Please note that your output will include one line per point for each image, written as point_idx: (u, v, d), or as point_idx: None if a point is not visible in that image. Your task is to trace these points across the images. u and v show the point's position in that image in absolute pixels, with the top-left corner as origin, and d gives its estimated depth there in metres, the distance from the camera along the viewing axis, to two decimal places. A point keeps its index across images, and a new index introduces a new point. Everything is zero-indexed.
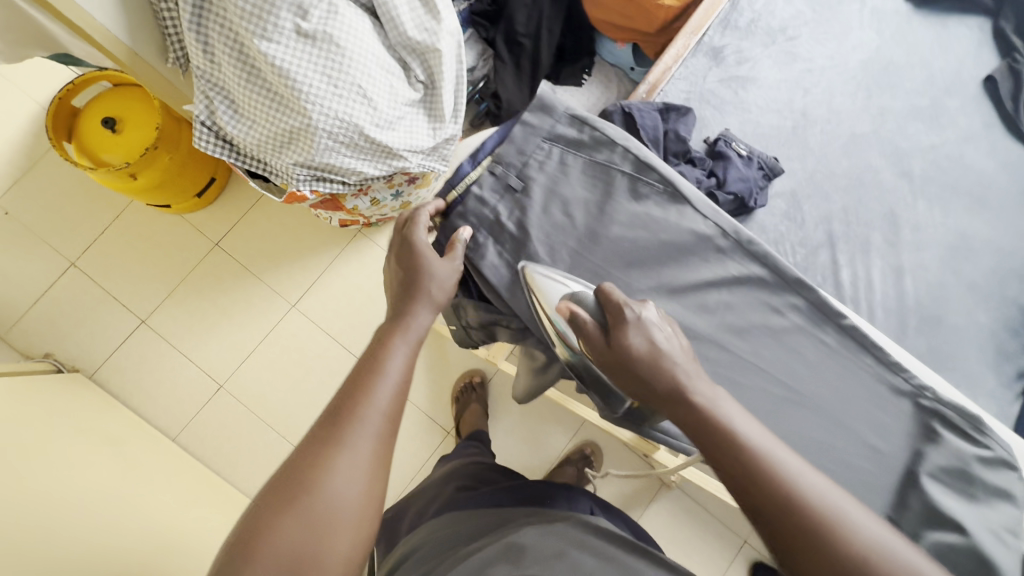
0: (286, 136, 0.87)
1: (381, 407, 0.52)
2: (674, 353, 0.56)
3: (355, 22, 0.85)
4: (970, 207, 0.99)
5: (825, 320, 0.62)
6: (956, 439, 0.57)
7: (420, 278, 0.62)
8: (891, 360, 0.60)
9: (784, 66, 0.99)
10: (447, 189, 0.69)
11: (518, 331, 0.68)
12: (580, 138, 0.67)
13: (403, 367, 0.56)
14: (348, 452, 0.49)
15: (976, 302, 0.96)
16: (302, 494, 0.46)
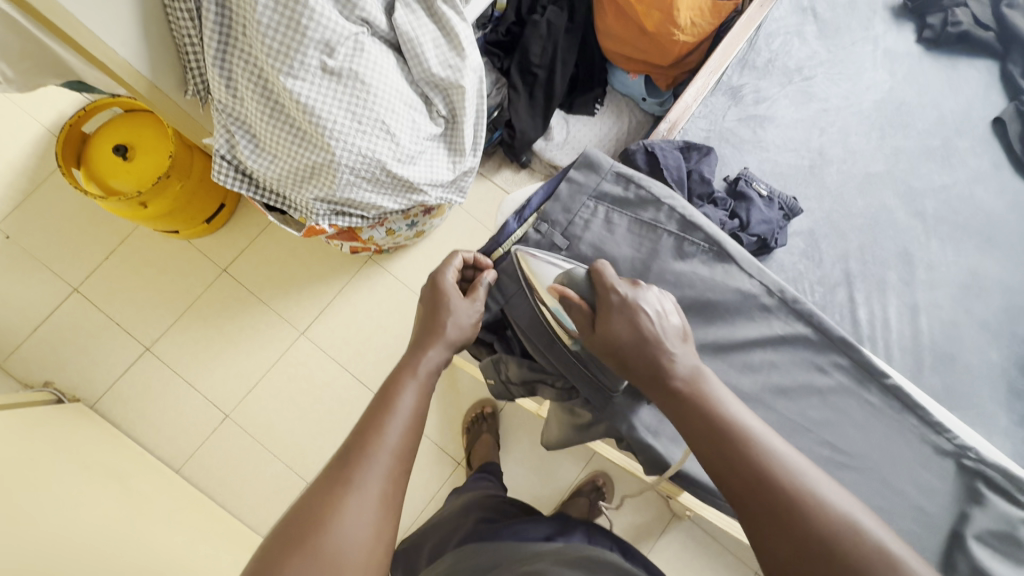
0: (307, 171, 0.86)
1: (392, 444, 0.52)
2: (667, 340, 0.59)
3: (380, 58, 0.84)
4: (980, 246, 1.01)
5: (868, 379, 0.65)
6: (1001, 501, 0.61)
7: (446, 322, 0.64)
8: (934, 420, 0.63)
9: (801, 105, 1.01)
10: (492, 246, 0.73)
11: (563, 391, 0.71)
12: (626, 198, 0.71)
13: (414, 405, 0.57)
14: (357, 490, 0.48)
15: (987, 340, 0.97)
16: (313, 534, 0.45)
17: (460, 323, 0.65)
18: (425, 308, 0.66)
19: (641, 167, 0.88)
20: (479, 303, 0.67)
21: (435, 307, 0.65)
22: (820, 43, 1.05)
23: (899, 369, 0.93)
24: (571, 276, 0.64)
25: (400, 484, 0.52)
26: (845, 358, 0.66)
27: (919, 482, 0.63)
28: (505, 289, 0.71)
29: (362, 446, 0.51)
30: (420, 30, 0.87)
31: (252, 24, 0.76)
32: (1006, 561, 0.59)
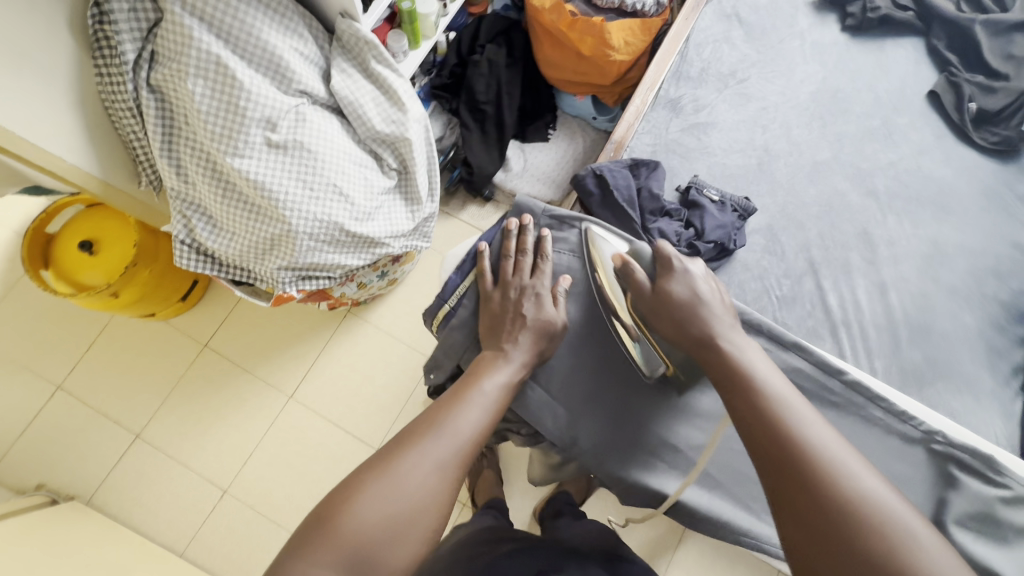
0: (266, 243, 0.88)
1: (463, 428, 0.55)
2: (721, 305, 0.62)
3: (324, 125, 0.86)
4: (936, 215, 1.03)
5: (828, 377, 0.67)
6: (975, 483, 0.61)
7: (538, 314, 0.66)
8: (898, 410, 0.65)
9: (740, 107, 1.03)
10: (438, 302, 0.74)
11: (530, 435, 0.73)
12: (559, 239, 0.75)
13: (488, 406, 0.58)
14: (422, 456, 0.52)
15: (959, 306, 0.99)
16: (376, 481, 0.49)
17: (551, 327, 0.67)
18: (518, 291, 0.68)
19: (592, 191, 0.91)
20: (562, 309, 0.69)
21: (532, 296, 0.67)
22: (750, 44, 1.08)
23: (876, 349, 0.94)
24: (635, 247, 0.67)
25: (453, 482, 0.52)
26: (801, 359, 0.67)
27: (895, 474, 0.64)
28: (458, 347, 0.72)
29: (432, 426, 0.55)
30: (360, 91, 0.89)
31: (191, 113, 0.78)
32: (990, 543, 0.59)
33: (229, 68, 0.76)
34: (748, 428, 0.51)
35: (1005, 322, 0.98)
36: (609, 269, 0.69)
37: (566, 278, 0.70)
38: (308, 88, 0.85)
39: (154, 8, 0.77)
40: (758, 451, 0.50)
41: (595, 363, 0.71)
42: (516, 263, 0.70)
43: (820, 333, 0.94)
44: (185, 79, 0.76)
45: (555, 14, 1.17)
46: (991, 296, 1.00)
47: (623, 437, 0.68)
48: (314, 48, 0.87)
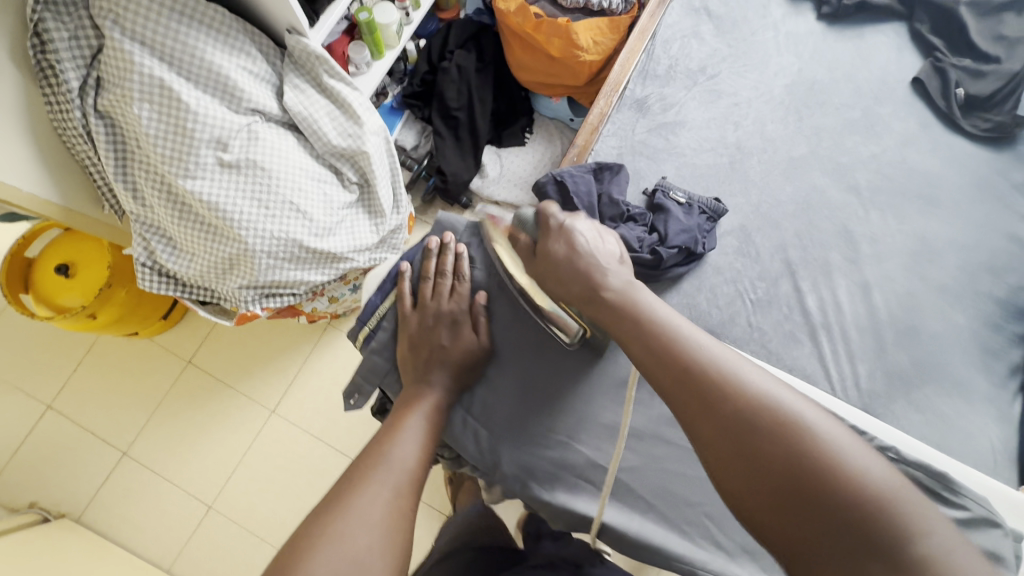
0: (226, 262, 0.87)
1: (408, 452, 0.55)
2: (599, 253, 0.61)
3: (277, 142, 0.86)
4: (923, 208, 0.98)
5: None
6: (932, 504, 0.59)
7: (455, 343, 0.65)
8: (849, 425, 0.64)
9: (710, 104, 1.00)
10: (358, 326, 0.73)
11: (453, 459, 0.70)
12: (477, 254, 0.72)
13: (424, 430, 0.58)
14: (376, 486, 0.50)
15: (950, 304, 0.94)
16: (337, 523, 0.46)
17: (472, 353, 0.66)
18: (435, 316, 0.66)
19: (553, 197, 0.89)
20: (485, 334, 0.68)
21: (450, 322, 0.66)
22: (721, 38, 1.05)
23: (858, 352, 0.90)
24: (518, 214, 0.69)
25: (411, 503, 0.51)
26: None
27: None
28: (377, 370, 0.69)
29: (376, 458, 0.53)
30: (313, 107, 0.89)
31: (142, 137, 0.79)
32: None
33: (174, 91, 0.78)
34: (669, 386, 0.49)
35: (999, 320, 0.93)
36: (503, 242, 0.70)
37: (482, 295, 0.69)
38: (259, 106, 0.85)
39: (96, 35, 0.79)
40: (685, 409, 0.47)
41: (517, 381, 0.68)
42: (436, 285, 0.68)
43: (798, 337, 0.90)
44: (132, 105, 0.77)
45: (520, 16, 1.15)
46: (984, 293, 0.95)
47: (549, 460, 0.65)
48: (265, 68, 0.88)
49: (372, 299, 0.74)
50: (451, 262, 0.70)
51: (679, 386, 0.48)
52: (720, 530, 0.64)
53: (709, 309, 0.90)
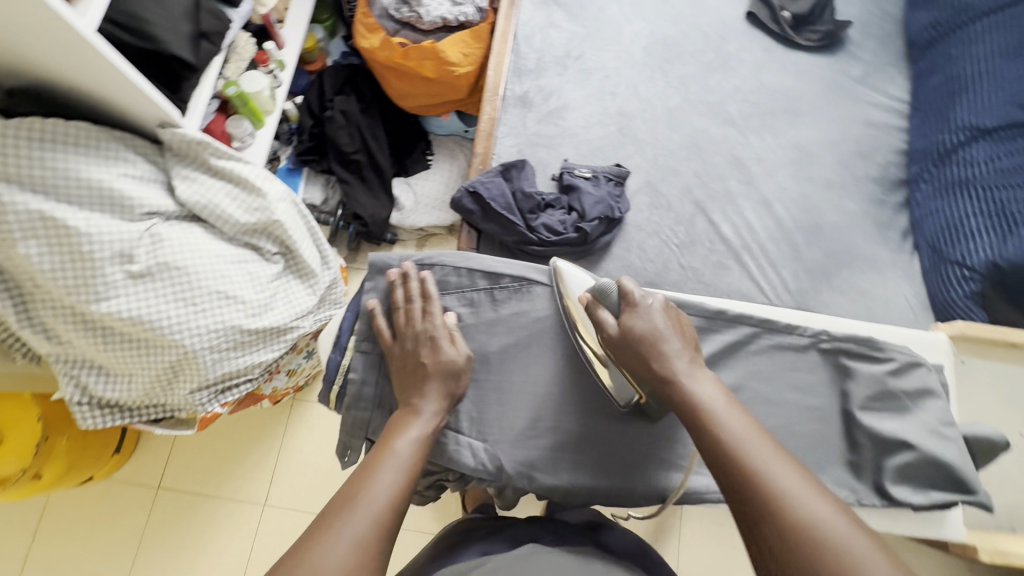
0: (168, 373, 0.84)
1: (394, 473, 0.57)
2: (679, 335, 0.63)
3: (184, 238, 0.84)
4: (791, 120, 1.10)
5: (716, 320, 0.74)
6: (864, 365, 0.72)
7: (437, 359, 0.66)
8: (783, 325, 0.74)
9: (584, 83, 1.07)
10: (327, 387, 0.73)
11: (459, 479, 0.71)
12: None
13: (403, 468, 0.57)
14: (357, 508, 0.53)
15: (837, 195, 1.06)
16: (312, 544, 0.50)
17: (452, 367, 0.66)
18: (414, 338, 0.67)
19: (472, 209, 0.92)
20: (462, 346, 0.68)
21: (428, 342, 0.67)
22: (574, 21, 1.12)
23: (778, 260, 1.00)
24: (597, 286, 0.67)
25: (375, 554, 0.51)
26: (688, 314, 0.74)
27: (799, 384, 0.73)
28: (361, 422, 0.70)
29: (362, 482, 0.55)
30: (210, 192, 0.87)
31: (39, 276, 0.76)
32: (886, 416, 0.70)
33: (58, 219, 0.75)
34: (709, 454, 0.55)
35: (878, 197, 1.07)
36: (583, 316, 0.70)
37: (453, 312, 0.71)
38: (154, 207, 0.83)
39: None
40: (721, 481, 0.54)
41: (494, 387, 0.71)
42: (409, 311, 0.69)
43: (726, 264, 0.99)
44: (18, 248, 0.74)
45: (386, 50, 1.16)
46: (860, 177, 1.08)
47: (543, 448, 0.69)
48: (147, 167, 0.86)
49: (331, 357, 0.74)
50: (417, 283, 0.70)
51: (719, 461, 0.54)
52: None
53: (643, 264, 0.96)
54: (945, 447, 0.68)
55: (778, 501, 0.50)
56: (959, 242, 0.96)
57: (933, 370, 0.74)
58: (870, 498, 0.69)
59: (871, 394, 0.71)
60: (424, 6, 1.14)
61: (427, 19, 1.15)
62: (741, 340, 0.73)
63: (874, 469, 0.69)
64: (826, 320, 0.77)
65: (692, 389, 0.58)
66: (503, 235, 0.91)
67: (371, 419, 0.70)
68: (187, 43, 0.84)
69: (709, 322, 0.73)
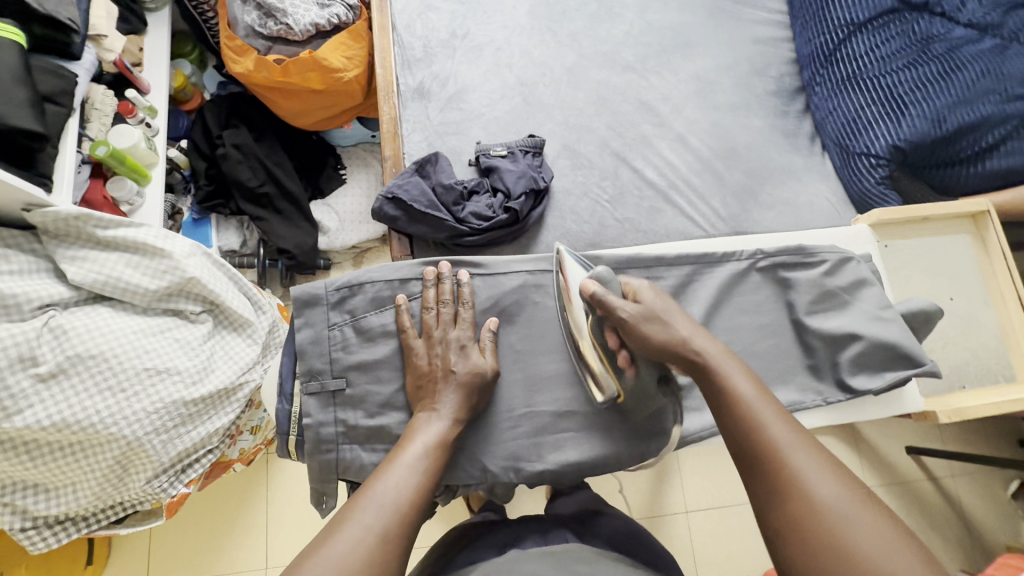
0: (117, 469, 0.77)
1: (399, 481, 0.55)
2: (687, 318, 0.64)
3: (91, 322, 0.76)
4: (684, 53, 1.11)
5: (659, 266, 0.75)
6: (802, 273, 0.75)
7: (466, 365, 0.65)
8: (722, 255, 0.75)
9: (477, 60, 1.03)
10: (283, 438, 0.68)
11: (445, 492, 0.69)
12: (359, 304, 0.69)
13: (421, 464, 0.57)
14: (363, 514, 0.51)
15: (744, 116, 1.09)
16: (317, 548, 0.48)
17: (481, 377, 0.65)
18: (443, 345, 0.66)
19: (396, 215, 0.88)
20: (490, 356, 0.67)
21: (458, 348, 0.65)
22: None
23: (705, 191, 1.02)
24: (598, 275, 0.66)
25: (396, 546, 0.50)
26: (631, 268, 0.74)
27: (749, 306, 0.75)
28: (329, 465, 0.66)
29: (366, 492, 0.53)
30: (107, 266, 0.79)
31: None
32: (830, 316, 0.74)
33: None
34: (740, 439, 0.56)
35: (779, 109, 1.11)
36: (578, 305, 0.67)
37: (494, 319, 0.70)
38: (46, 298, 0.75)
39: None
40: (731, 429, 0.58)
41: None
42: (438, 315, 0.67)
43: (658, 207, 1.00)
44: None
45: (264, 70, 1.07)
46: (759, 95, 1.11)
47: (522, 436, 0.70)
48: (24, 259, 0.77)
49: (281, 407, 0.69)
50: (449, 287, 0.69)
51: (749, 444, 0.55)
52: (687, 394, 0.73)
53: (580, 228, 0.96)
54: (887, 328, 0.73)
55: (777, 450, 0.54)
56: (861, 134, 1.01)
57: (863, 261, 0.78)
58: (835, 394, 0.73)
59: (814, 297, 0.74)
60: (290, 15, 1.05)
61: (298, 28, 1.05)
62: (687, 279, 0.75)
63: (832, 366, 0.73)
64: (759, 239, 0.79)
65: (731, 382, 0.59)
66: (434, 234, 0.87)
67: (339, 457, 0.66)
68: (30, 111, 0.74)
69: (652, 270, 0.74)
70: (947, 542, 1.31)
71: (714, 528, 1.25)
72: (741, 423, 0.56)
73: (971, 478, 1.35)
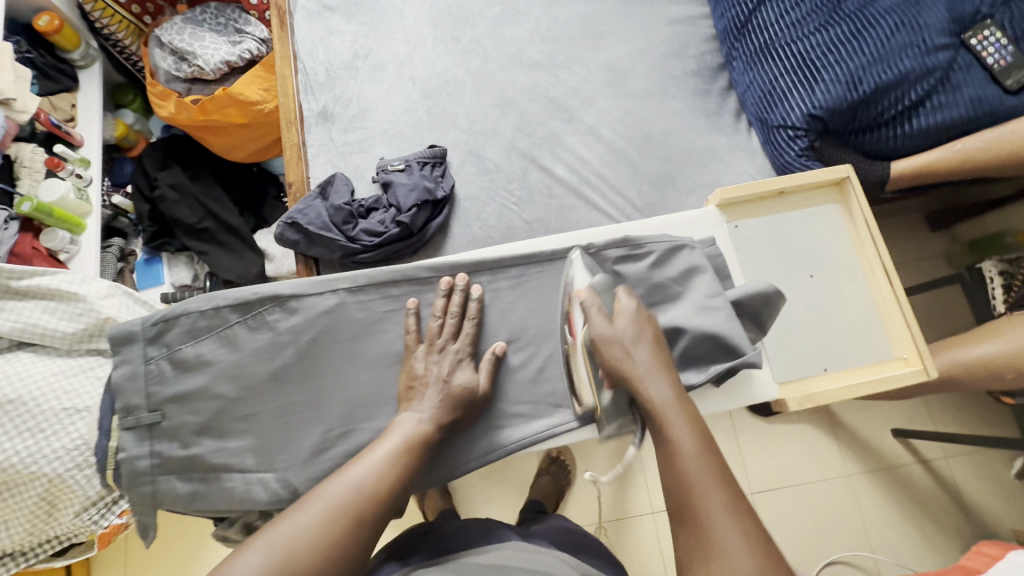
0: (45, 504, 0.81)
1: (365, 477, 0.54)
2: (659, 351, 0.60)
3: (8, 368, 0.81)
4: (595, 45, 1.09)
5: (525, 263, 0.71)
6: (659, 269, 0.72)
7: (456, 377, 0.63)
8: (592, 247, 0.71)
9: (380, 79, 1.04)
10: (104, 474, 0.62)
11: None
12: (175, 337, 0.62)
13: (397, 459, 0.56)
14: (323, 502, 0.51)
15: (660, 100, 1.05)
16: (270, 527, 0.49)
17: (472, 393, 0.63)
18: (438, 359, 0.63)
19: (296, 240, 0.88)
20: (485, 377, 0.65)
21: (455, 360, 0.64)
22: (353, 20, 1.08)
23: (618, 182, 0.99)
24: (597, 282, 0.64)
25: (361, 532, 0.51)
26: (498, 272, 0.71)
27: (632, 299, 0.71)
28: (147, 500, 0.60)
29: (334, 481, 0.53)
30: (23, 314, 0.83)
31: None
32: (688, 300, 0.71)
33: None
34: (669, 489, 0.51)
35: (700, 88, 1.06)
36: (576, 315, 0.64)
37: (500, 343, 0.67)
38: None
39: None
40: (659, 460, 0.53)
41: (276, 415, 0.62)
42: (442, 325, 0.65)
43: (568, 204, 0.98)
44: None
45: (184, 111, 1.12)
46: (676, 76, 1.07)
47: None
48: None
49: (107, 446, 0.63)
50: (456, 300, 0.66)
51: (675, 490, 0.50)
52: (509, 402, 0.68)
53: (487, 233, 0.95)
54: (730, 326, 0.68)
55: (686, 481, 0.50)
56: (777, 106, 0.94)
57: (697, 246, 0.74)
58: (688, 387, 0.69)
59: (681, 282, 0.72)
60: (200, 57, 1.10)
61: (210, 68, 1.10)
62: (519, 279, 0.71)
63: (695, 357, 0.68)
64: (638, 226, 0.76)
65: (673, 430, 0.53)
66: (330, 254, 0.88)
67: (157, 487, 0.60)
68: None
69: (488, 273, 0.70)
70: (943, 529, 1.21)
71: None
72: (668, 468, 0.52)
73: (968, 459, 1.26)
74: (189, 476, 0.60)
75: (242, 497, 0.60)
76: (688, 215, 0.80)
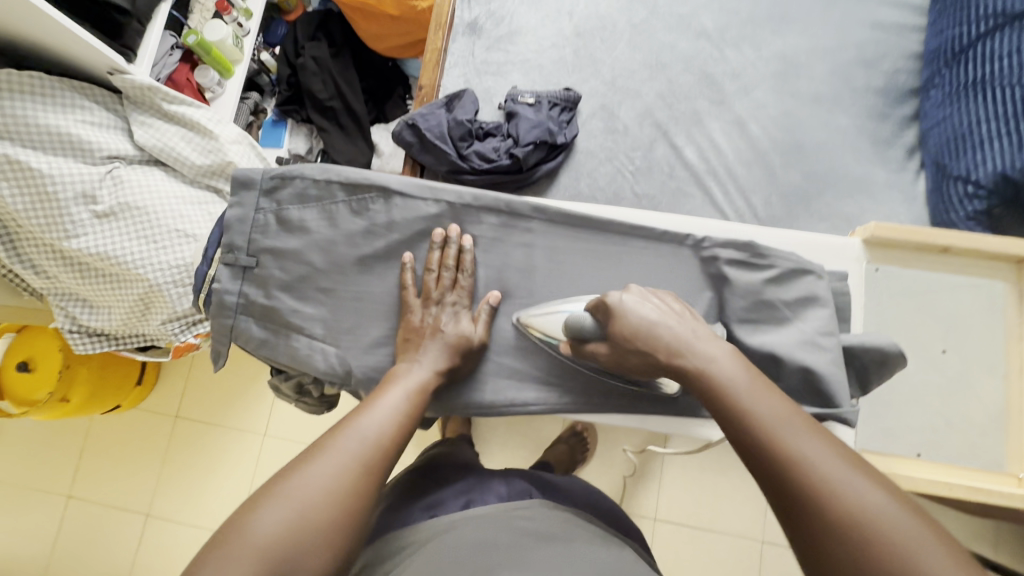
0: (142, 304, 0.92)
1: (374, 429, 0.49)
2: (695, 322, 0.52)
3: (145, 180, 0.90)
4: (776, 29, 0.97)
5: (629, 235, 0.68)
6: (770, 287, 0.66)
7: (454, 329, 0.61)
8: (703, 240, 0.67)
9: (538, 4, 1.00)
10: (197, 296, 0.67)
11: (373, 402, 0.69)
12: (286, 196, 0.65)
13: (403, 406, 0.53)
14: (335, 452, 0.46)
15: (830, 111, 0.94)
16: (278, 480, 0.43)
17: (470, 342, 0.62)
18: (438, 310, 0.62)
19: (411, 142, 0.89)
20: (481, 327, 0.64)
21: (452, 311, 0.63)
22: None
23: (747, 185, 0.91)
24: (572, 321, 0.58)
25: (376, 477, 0.47)
26: (597, 233, 0.68)
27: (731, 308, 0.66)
28: (224, 330, 0.65)
29: (345, 426, 0.49)
30: (165, 135, 0.92)
31: (13, 214, 0.86)
32: (787, 326, 0.64)
33: (22, 162, 0.82)
34: (796, 501, 0.38)
35: (883, 108, 0.93)
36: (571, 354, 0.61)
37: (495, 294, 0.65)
38: (113, 151, 0.89)
39: None
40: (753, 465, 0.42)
41: (353, 297, 0.65)
42: (438, 278, 0.64)
43: (686, 191, 0.92)
44: None
45: None
46: (857, 89, 0.94)
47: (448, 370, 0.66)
48: (106, 115, 0.92)
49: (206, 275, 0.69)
50: (446, 253, 0.64)
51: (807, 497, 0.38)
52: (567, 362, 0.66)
53: (593, 193, 0.92)
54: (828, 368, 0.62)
55: (813, 486, 0.38)
56: (963, 155, 0.81)
57: (826, 277, 0.68)
58: None
59: (791, 305, 0.65)
60: None
61: None
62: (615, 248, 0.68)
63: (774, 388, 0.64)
64: (754, 232, 0.71)
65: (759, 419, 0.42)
66: (437, 165, 0.89)
67: (236, 323, 0.65)
68: None
69: (587, 233, 0.68)
70: None
71: (682, 546, 1.18)
72: (770, 465, 0.41)
73: None
74: (265, 323, 0.65)
75: (303, 359, 0.64)
76: (815, 240, 0.72)
